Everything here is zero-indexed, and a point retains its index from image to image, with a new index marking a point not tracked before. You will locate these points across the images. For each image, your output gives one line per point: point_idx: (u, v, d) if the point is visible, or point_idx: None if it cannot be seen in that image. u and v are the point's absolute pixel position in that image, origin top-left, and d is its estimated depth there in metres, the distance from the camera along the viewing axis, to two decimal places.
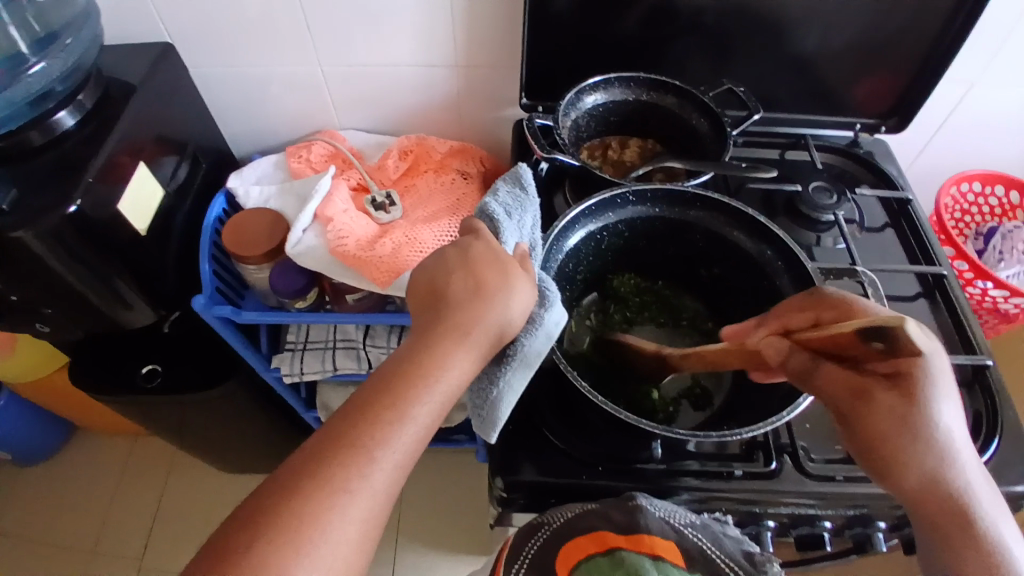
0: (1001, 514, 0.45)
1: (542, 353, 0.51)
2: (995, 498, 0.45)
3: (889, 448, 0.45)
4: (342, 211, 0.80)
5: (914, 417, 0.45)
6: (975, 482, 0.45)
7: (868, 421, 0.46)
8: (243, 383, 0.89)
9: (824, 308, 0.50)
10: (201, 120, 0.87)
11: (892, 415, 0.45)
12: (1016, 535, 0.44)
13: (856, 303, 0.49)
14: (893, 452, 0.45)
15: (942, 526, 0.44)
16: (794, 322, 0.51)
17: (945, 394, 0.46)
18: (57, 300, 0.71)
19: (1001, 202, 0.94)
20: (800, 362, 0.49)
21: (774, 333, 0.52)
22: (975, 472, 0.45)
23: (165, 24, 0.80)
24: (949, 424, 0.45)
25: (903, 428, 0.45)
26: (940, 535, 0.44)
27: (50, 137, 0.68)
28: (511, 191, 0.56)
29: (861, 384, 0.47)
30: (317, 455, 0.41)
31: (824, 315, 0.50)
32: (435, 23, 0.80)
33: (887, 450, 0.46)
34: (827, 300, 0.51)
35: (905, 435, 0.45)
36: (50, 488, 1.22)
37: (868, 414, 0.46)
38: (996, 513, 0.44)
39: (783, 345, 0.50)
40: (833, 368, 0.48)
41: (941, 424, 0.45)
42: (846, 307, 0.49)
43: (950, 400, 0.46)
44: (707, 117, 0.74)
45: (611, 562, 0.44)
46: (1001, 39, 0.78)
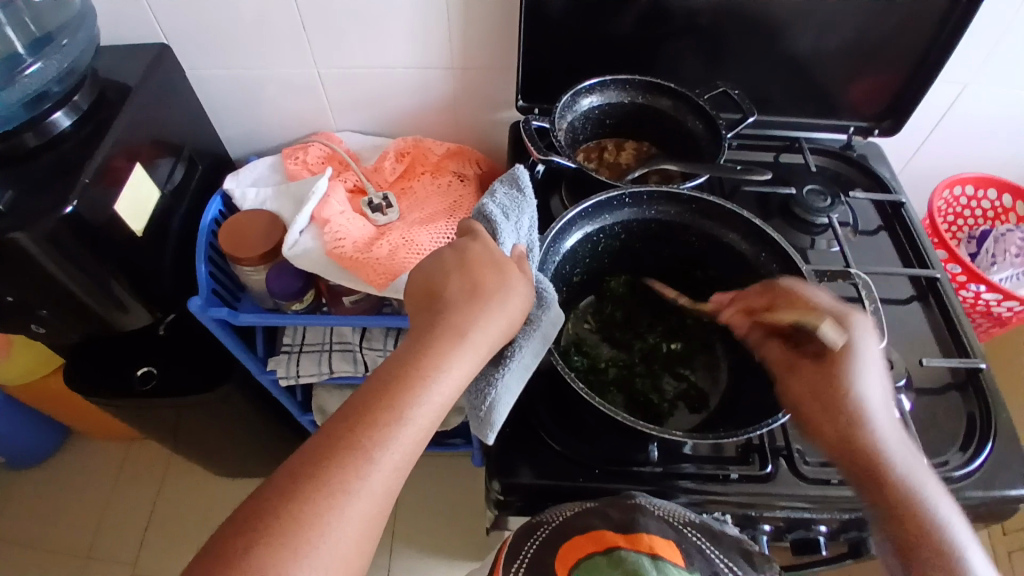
0: (926, 478, 0.50)
1: (536, 356, 0.52)
2: (921, 464, 0.51)
3: (817, 415, 0.53)
4: (338, 212, 0.80)
5: (836, 389, 0.53)
6: (899, 447, 0.51)
7: (797, 391, 0.54)
8: (238, 385, 0.89)
9: (781, 295, 0.57)
10: (197, 121, 0.87)
11: (816, 386, 0.54)
12: (940, 496, 0.50)
13: (802, 294, 0.55)
14: (818, 418, 0.53)
15: (865, 481, 0.51)
16: (755, 302, 0.59)
17: (867, 372, 0.52)
18: (52, 302, 0.71)
19: (993, 206, 0.95)
20: (755, 337, 0.59)
21: (738, 312, 0.61)
22: (902, 441, 0.52)
23: (161, 26, 0.80)
24: (872, 397, 0.52)
25: (828, 398, 0.53)
26: (863, 488, 0.51)
27: (47, 139, 0.68)
28: (509, 193, 0.56)
29: (796, 360, 0.56)
30: (314, 457, 0.41)
31: (777, 302, 0.57)
32: (431, 25, 0.80)
33: (811, 416, 0.53)
34: (778, 290, 0.57)
35: (832, 405, 0.53)
36: (45, 491, 1.21)
37: (798, 384, 0.55)
38: (919, 474, 0.50)
39: (745, 323, 0.60)
40: (778, 346, 0.58)
41: (864, 397, 0.52)
42: (795, 297, 0.56)
43: (877, 378, 0.53)
44: (702, 119, 0.74)
45: (609, 561, 0.44)
46: (993, 43, 0.79)
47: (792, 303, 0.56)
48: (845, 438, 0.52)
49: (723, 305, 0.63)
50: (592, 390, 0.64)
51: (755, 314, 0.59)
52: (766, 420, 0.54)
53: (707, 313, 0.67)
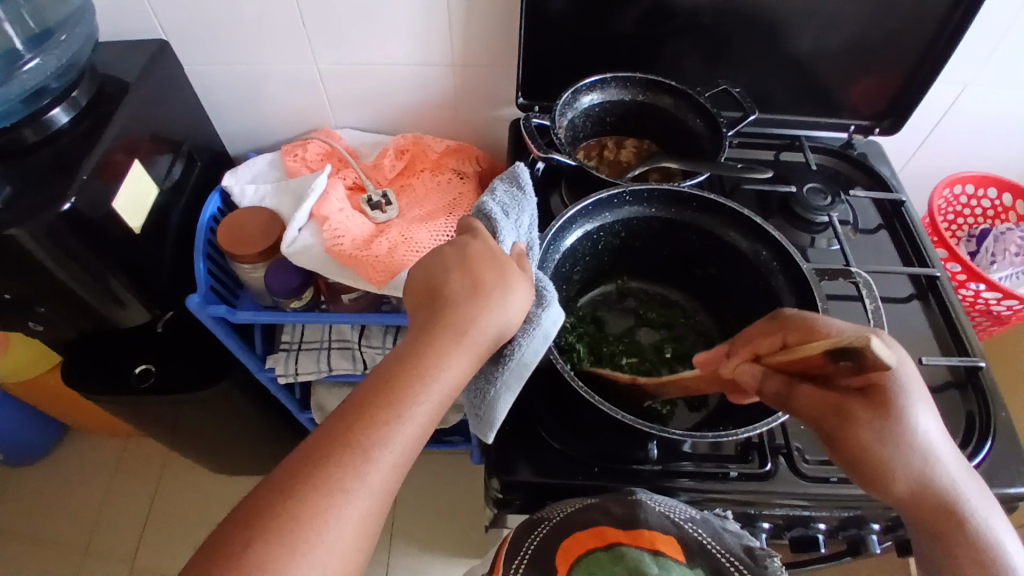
0: (989, 506, 0.46)
1: (538, 353, 0.51)
2: (979, 489, 0.47)
3: (877, 460, 0.45)
4: (337, 210, 0.80)
5: (892, 431, 0.45)
6: (959, 477, 0.46)
7: (854, 442, 0.46)
8: (237, 382, 0.89)
9: (794, 329, 0.48)
10: (196, 118, 0.87)
11: (875, 429, 0.45)
12: (1005, 525, 0.46)
13: (817, 323, 0.47)
14: (882, 466, 0.45)
15: (941, 522, 0.45)
16: (764, 345, 0.49)
17: (915, 403, 0.46)
18: (50, 298, 0.70)
19: (993, 205, 0.95)
20: (775, 386, 0.48)
21: (745, 359, 0.50)
22: (958, 467, 0.47)
23: (160, 21, 0.79)
24: (926, 426, 0.46)
25: (885, 443, 0.45)
26: (930, 532, 0.45)
27: (46, 134, 0.68)
28: (509, 190, 0.56)
29: (839, 403, 0.46)
30: (314, 455, 0.41)
31: (790, 337, 0.48)
32: (432, 22, 0.80)
33: (874, 465, 0.46)
34: (790, 323, 0.48)
35: (889, 451, 0.45)
36: (42, 489, 1.21)
37: (852, 435, 0.45)
38: (981, 502, 0.46)
39: (756, 371, 0.49)
40: (809, 389, 0.47)
41: (919, 431, 0.46)
42: (809, 329, 0.47)
43: (923, 406, 0.47)
44: (703, 117, 0.74)
45: (611, 557, 0.44)
46: (995, 42, 0.78)
47: (809, 337, 0.47)
48: (909, 482, 0.46)
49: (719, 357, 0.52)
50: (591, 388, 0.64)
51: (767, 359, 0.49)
52: (765, 419, 0.54)
53: (685, 380, 0.56)
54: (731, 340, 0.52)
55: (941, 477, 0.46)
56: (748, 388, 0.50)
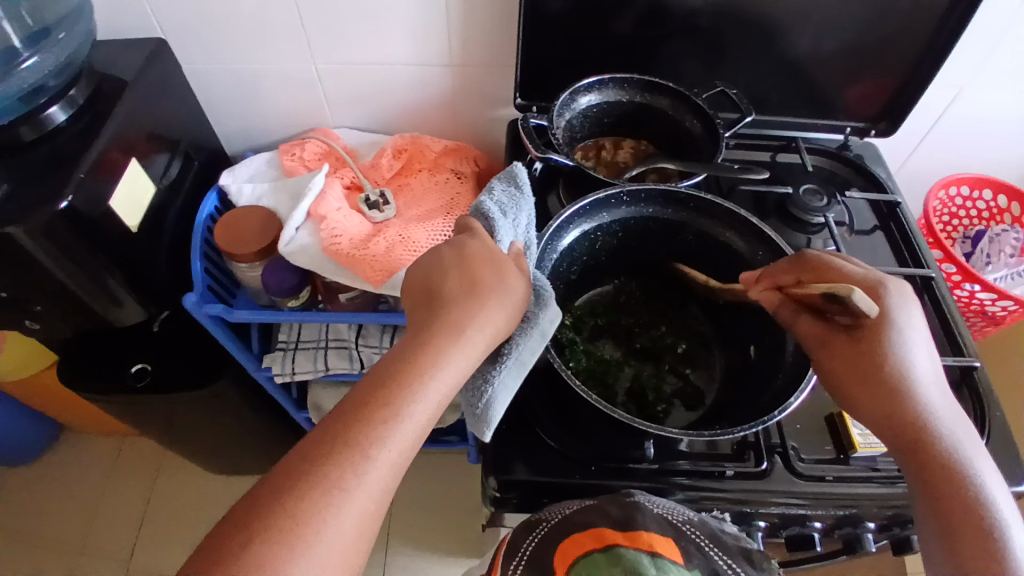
0: (973, 445, 0.49)
1: (536, 352, 0.52)
2: (965, 430, 0.50)
3: (854, 386, 0.52)
4: (335, 209, 0.80)
5: (876, 361, 0.51)
6: (944, 414, 0.50)
7: (834, 367, 0.53)
8: (233, 382, 0.88)
9: (809, 268, 0.55)
10: (194, 116, 0.86)
11: (852, 360, 0.52)
12: (988, 466, 0.48)
13: (833, 265, 0.55)
14: (866, 390, 0.51)
15: (909, 449, 0.49)
16: (784, 279, 0.56)
17: (908, 340, 0.52)
18: (47, 296, 0.70)
19: (988, 207, 0.95)
20: (786, 313, 0.56)
21: (767, 288, 0.58)
22: (945, 407, 0.51)
23: (158, 20, 0.79)
24: (917, 364, 0.52)
25: (865, 370, 0.51)
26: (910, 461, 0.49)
27: (42, 132, 0.67)
28: (506, 190, 0.56)
29: (827, 335, 0.54)
30: (314, 452, 0.41)
31: (805, 276, 0.55)
32: (430, 22, 0.80)
33: (851, 390, 0.52)
34: (807, 261, 0.55)
35: (873, 376, 0.51)
36: (37, 489, 1.20)
37: (833, 362, 0.53)
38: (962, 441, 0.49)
39: (776, 298, 0.57)
40: (808, 320, 0.55)
41: (910, 365, 0.51)
42: (823, 268, 0.55)
43: (918, 347, 0.52)
44: (700, 118, 0.74)
45: (608, 558, 0.43)
46: (989, 45, 0.79)
47: (824, 277, 0.54)
48: (890, 410, 0.50)
49: (754, 279, 0.60)
50: (589, 387, 0.65)
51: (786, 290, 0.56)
52: (761, 418, 0.54)
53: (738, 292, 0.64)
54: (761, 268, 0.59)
55: (925, 410, 0.50)
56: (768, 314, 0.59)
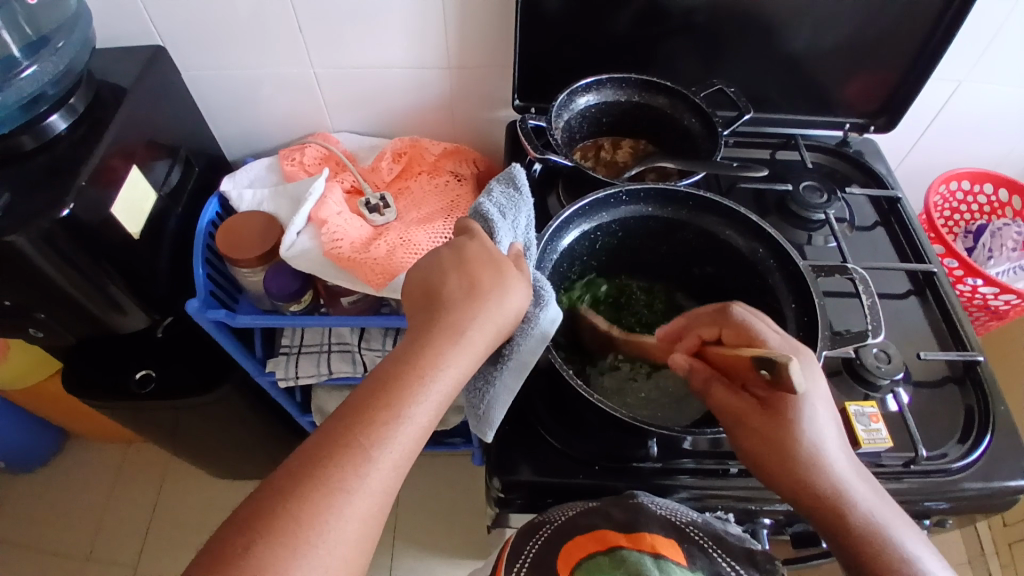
0: (890, 511, 0.47)
1: (536, 352, 0.52)
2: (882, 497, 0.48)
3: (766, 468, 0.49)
4: (336, 213, 0.80)
5: (788, 439, 0.48)
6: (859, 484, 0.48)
7: (747, 442, 0.49)
8: (236, 386, 0.89)
9: (728, 325, 0.52)
10: (193, 123, 0.87)
11: (766, 435, 0.49)
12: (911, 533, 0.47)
13: (753, 327, 0.51)
14: (768, 465, 0.49)
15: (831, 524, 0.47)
16: (705, 332, 0.54)
17: (805, 413, 0.49)
18: (50, 304, 0.71)
19: (990, 201, 0.95)
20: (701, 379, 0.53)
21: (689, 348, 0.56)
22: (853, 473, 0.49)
23: (156, 27, 0.80)
24: (824, 436, 0.49)
25: (774, 447, 0.48)
26: (827, 527, 0.47)
27: (45, 140, 0.68)
28: (505, 191, 0.56)
29: (742, 409, 0.50)
30: (314, 456, 0.41)
31: (726, 333, 0.52)
32: (427, 25, 0.80)
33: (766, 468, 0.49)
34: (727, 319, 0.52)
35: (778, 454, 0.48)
36: (44, 494, 1.21)
37: (746, 436, 0.49)
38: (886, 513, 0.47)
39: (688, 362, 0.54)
40: (722, 392, 0.51)
41: (815, 440, 0.48)
42: (741, 330, 0.51)
43: (823, 417, 0.49)
44: (698, 117, 0.74)
45: (612, 560, 0.44)
46: (988, 39, 0.79)
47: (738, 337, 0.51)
48: (806, 485, 0.48)
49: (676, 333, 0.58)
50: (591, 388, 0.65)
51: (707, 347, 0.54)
52: None
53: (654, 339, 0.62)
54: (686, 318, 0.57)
55: (840, 483, 0.48)
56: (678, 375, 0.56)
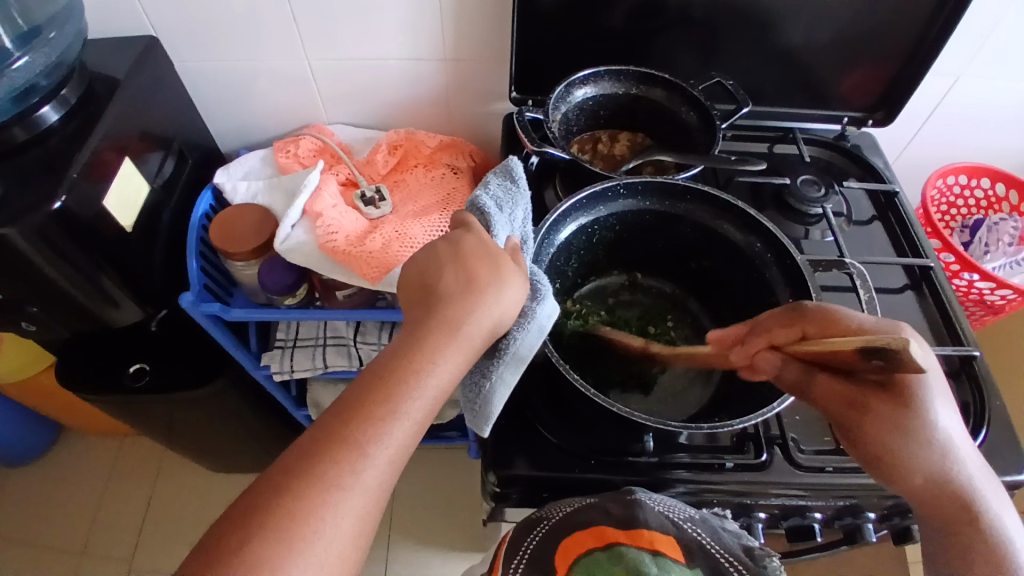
0: (1004, 503, 0.46)
1: (533, 347, 0.51)
2: (997, 489, 0.46)
3: (890, 461, 0.46)
4: (331, 206, 0.80)
5: (914, 428, 0.46)
6: (978, 474, 0.46)
7: (869, 432, 0.47)
8: (232, 381, 0.88)
9: (810, 320, 0.50)
10: (187, 115, 0.86)
11: (891, 422, 0.46)
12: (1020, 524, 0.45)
13: (840, 317, 0.48)
14: (894, 459, 0.46)
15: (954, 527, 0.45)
16: (780, 335, 0.51)
17: (936, 405, 0.47)
18: (43, 299, 0.70)
19: (986, 195, 0.95)
20: (795, 373, 0.51)
21: (765, 346, 0.53)
22: (975, 463, 0.47)
23: (148, 17, 0.79)
24: (948, 423, 0.47)
25: (905, 435, 0.46)
26: (948, 528, 0.45)
27: (35, 133, 0.67)
28: (502, 184, 0.56)
29: (859, 396, 0.48)
30: (310, 452, 0.41)
31: (809, 329, 0.50)
32: (423, 17, 0.79)
33: (891, 463, 0.47)
34: (807, 315, 0.50)
35: (902, 444, 0.46)
36: (38, 489, 1.20)
37: (868, 423, 0.47)
38: (1001, 505, 0.45)
39: (775, 359, 0.52)
40: (828, 380, 0.49)
41: (942, 426, 0.46)
42: (827, 318, 0.49)
43: (944, 402, 0.47)
44: (696, 110, 0.74)
45: (609, 556, 0.44)
46: (987, 33, 0.79)
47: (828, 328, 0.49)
48: (928, 481, 0.46)
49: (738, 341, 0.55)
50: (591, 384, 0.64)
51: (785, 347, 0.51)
52: (759, 409, 0.55)
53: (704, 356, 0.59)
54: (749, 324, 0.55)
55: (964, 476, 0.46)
56: (764, 372, 0.53)
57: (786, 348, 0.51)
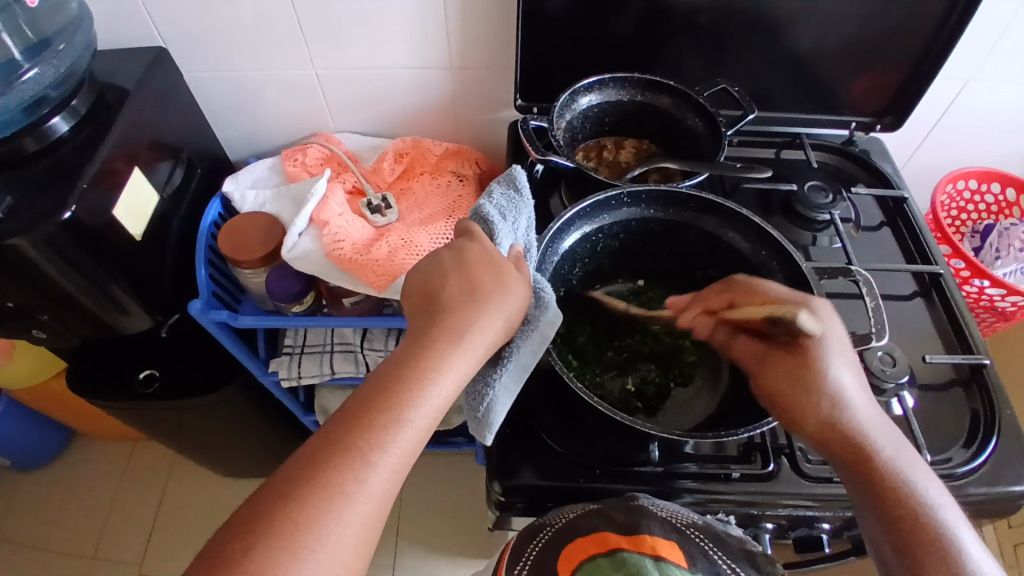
0: (907, 455, 0.49)
1: (536, 355, 0.52)
2: (902, 440, 0.50)
3: (793, 409, 0.51)
4: (337, 214, 0.80)
5: (809, 382, 0.51)
6: (880, 432, 0.49)
7: (771, 384, 0.53)
8: (240, 386, 0.89)
9: (740, 289, 0.56)
10: (196, 124, 0.87)
11: (789, 376, 0.52)
12: (920, 468, 0.49)
13: (761, 285, 0.54)
14: (794, 412, 0.51)
15: (861, 477, 0.48)
16: (716, 301, 0.58)
17: (838, 365, 0.51)
18: (54, 306, 0.71)
19: (997, 200, 0.94)
20: (723, 335, 0.59)
21: (702, 313, 0.60)
22: (877, 421, 0.50)
23: (158, 28, 0.80)
24: (848, 383, 0.51)
25: (803, 388, 0.51)
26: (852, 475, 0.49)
27: (45, 143, 0.68)
28: (505, 193, 0.56)
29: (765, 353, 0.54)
30: (314, 459, 0.41)
31: (736, 297, 0.56)
32: (429, 26, 0.80)
33: (792, 410, 0.51)
34: (736, 284, 0.56)
35: (800, 395, 0.51)
36: (49, 493, 1.22)
37: (770, 374, 0.53)
38: (906, 460, 0.49)
39: (710, 322, 0.59)
40: (747, 341, 0.56)
41: (840, 382, 0.51)
42: (752, 288, 0.55)
43: (846, 363, 0.52)
44: (702, 117, 0.74)
45: (612, 563, 0.43)
46: (997, 38, 0.78)
47: (753, 296, 0.54)
48: (829, 433, 0.50)
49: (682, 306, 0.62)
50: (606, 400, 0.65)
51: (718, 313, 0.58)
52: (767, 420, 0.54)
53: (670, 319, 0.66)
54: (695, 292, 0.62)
55: (865, 432, 0.49)
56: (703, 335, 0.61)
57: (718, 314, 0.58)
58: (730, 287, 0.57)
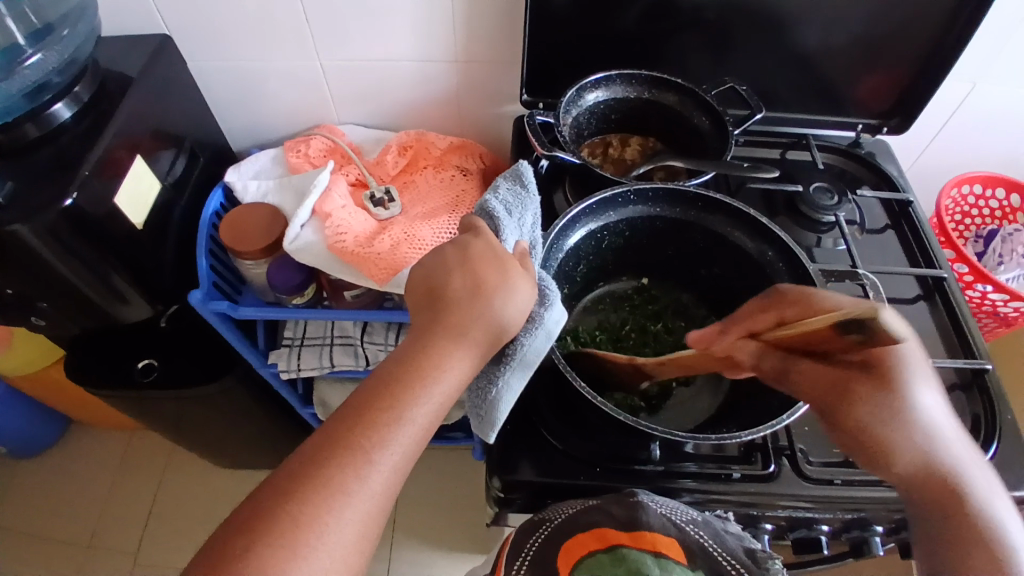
0: (987, 482, 0.47)
1: (541, 352, 0.51)
2: (977, 465, 0.48)
3: (877, 438, 0.48)
4: (340, 206, 0.80)
5: (896, 405, 0.48)
6: (961, 458, 0.48)
7: (850, 410, 0.49)
8: (239, 378, 0.89)
9: (790, 304, 0.50)
10: (198, 113, 0.86)
11: (874, 401, 0.48)
12: (999, 497, 0.47)
13: (817, 296, 0.49)
14: (879, 439, 0.48)
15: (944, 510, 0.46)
16: (761, 322, 0.51)
17: (919, 387, 0.49)
18: (53, 294, 0.70)
19: (1001, 205, 0.94)
20: (773, 363, 0.51)
21: (739, 337, 0.52)
22: (958, 445, 0.49)
23: (162, 16, 0.79)
24: (928, 404, 0.49)
25: (889, 411, 0.48)
26: (933, 508, 0.46)
27: (47, 130, 0.67)
28: (512, 188, 0.55)
29: (838, 377, 0.49)
30: (316, 456, 0.41)
31: (788, 313, 0.50)
32: (436, 19, 0.79)
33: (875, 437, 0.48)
34: (787, 299, 0.50)
35: (885, 419, 0.48)
36: (45, 481, 1.21)
37: (848, 401, 0.49)
38: (987, 488, 0.47)
39: (753, 346, 0.52)
40: (808, 365, 0.50)
41: (922, 404, 0.49)
42: (807, 302, 0.49)
43: (924, 384, 0.50)
44: (709, 116, 0.73)
45: (611, 559, 0.43)
46: (1005, 41, 0.78)
47: (808, 309, 0.49)
48: (911, 463, 0.47)
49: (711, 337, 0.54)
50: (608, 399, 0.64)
51: (763, 335, 0.51)
52: (769, 422, 0.54)
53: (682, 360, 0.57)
54: (725, 316, 0.54)
55: (948, 459, 0.47)
56: (743, 366, 0.53)
57: (762, 337, 0.51)
58: (783, 303, 0.50)
